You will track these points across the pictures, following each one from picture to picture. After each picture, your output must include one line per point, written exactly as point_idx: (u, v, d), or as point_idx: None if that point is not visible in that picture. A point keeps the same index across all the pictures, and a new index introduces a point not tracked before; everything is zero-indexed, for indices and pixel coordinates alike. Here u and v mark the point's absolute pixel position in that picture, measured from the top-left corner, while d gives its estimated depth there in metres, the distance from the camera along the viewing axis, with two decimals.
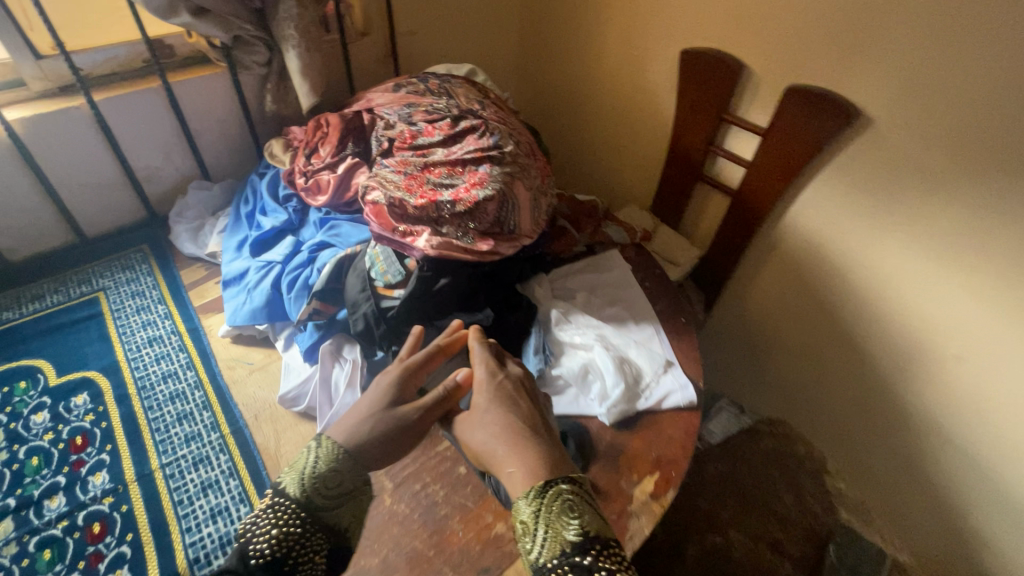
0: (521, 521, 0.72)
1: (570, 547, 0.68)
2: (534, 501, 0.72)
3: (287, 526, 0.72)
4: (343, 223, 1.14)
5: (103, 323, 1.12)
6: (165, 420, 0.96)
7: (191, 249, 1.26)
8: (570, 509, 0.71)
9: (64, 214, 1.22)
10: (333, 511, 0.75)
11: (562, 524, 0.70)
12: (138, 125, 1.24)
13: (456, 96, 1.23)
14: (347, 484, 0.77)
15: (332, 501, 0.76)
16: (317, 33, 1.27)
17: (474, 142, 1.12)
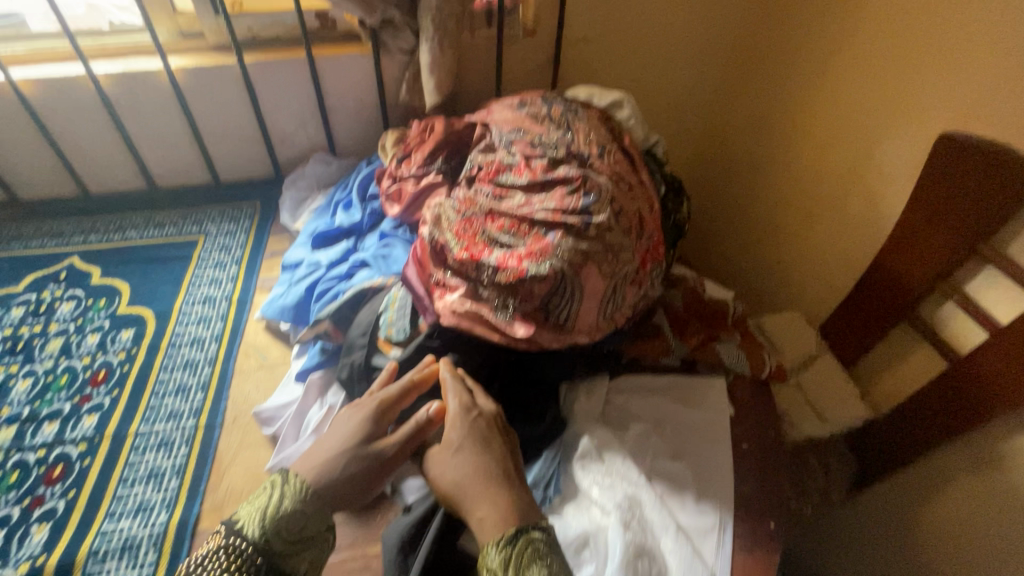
0: (488, 569, 0.64)
1: None
2: (503, 547, 0.65)
3: (237, 568, 0.65)
4: (398, 245, 1.02)
5: (186, 267, 1.21)
6: (166, 386, 0.98)
7: (285, 220, 1.29)
8: (541, 555, 0.65)
9: (205, 157, 1.33)
10: (290, 557, 0.68)
11: (530, 566, 0.63)
12: (280, 91, 1.28)
13: (575, 131, 0.99)
14: (309, 529, 0.69)
15: (290, 546, 0.68)
16: (456, 28, 1.14)
17: (560, 195, 0.88)
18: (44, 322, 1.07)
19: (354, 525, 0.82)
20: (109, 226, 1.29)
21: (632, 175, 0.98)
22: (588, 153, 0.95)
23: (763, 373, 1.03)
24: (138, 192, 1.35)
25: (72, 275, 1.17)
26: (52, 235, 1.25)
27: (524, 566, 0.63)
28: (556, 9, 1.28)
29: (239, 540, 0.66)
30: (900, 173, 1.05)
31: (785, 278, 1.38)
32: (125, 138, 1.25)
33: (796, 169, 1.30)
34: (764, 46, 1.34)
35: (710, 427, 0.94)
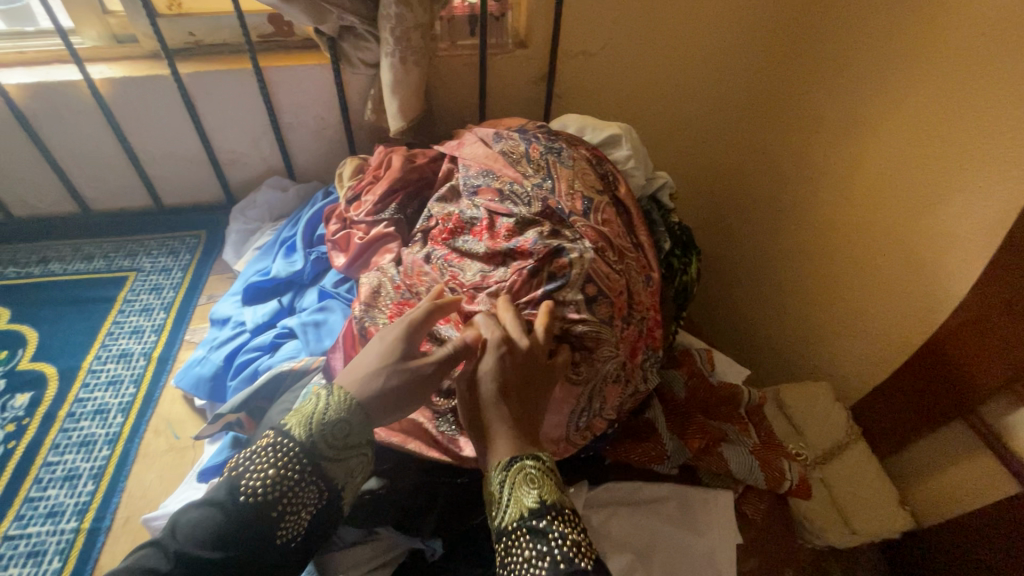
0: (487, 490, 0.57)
1: (526, 515, 0.53)
2: (500, 470, 0.56)
3: (283, 468, 0.54)
4: (337, 308, 0.84)
5: (107, 312, 1.05)
6: (53, 473, 0.82)
7: (228, 257, 1.12)
8: (535, 479, 0.55)
9: (144, 180, 1.17)
10: (335, 463, 0.57)
11: (523, 488, 0.54)
12: (227, 107, 1.10)
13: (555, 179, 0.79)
14: (356, 434, 0.58)
15: (337, 450, 0.57)
16: (426, 40, 0.95)
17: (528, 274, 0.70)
18: None
19: None
20: (31, 256, 1.13)
21: (625, 237, 0.79)
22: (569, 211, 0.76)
23: (780, 488, 0.82)
24: (69, 216, 1.19)
25: None
26: None
27: (514, 489, 0.55)
28: (552, 18, 1.07)
29: (283, 437, 0.56)
30: (970, 239, 0.83)
31: (812, 343, 1.17)
32: (47, 157, 1.09)
33: (832, 218, 1.09)
34: (800, 68, 1.12)
35: (711, 561, 0.74)
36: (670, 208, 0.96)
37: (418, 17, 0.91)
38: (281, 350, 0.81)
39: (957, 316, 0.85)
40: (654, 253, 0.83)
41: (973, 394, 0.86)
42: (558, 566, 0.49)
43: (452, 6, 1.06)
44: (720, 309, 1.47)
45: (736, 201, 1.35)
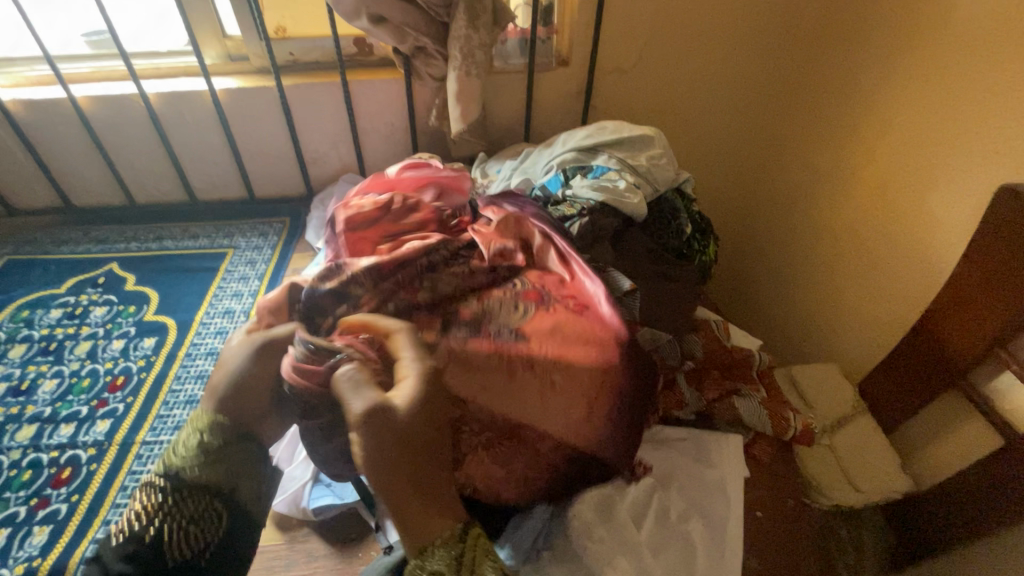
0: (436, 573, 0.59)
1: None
2: (454, 541, 0.61)
3: (154, 494, 0.62)
4: None
5: (212, 279, 1.25)
6: (177, 397, 1.00)
7: (309, 238, 1.32)
8: (488, 547, 0.63)
9: (242, 174, 1.39)
10: (200, 478, 0.63)
11: (482, 553, 0.62)
12: (315, 113, 1.31)
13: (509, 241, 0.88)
14: (212, 443, 0.64)
15: (195, 465, 0.63)
16: (486, 56, 1.14)
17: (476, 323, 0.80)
18: (77, 325, 1.13)
19: (335, 562, 0.79)
20: (149, 235, 1.36)
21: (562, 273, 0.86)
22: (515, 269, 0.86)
23: (786, 435, 0.94)
24: (179, 203, 1.42)
25: (109, 281, 1.23)
26: (97, 241, 1.33)
27: (478, 555, 0.61)
28: (590, 40, 1.26)
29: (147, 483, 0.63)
30: (956, 223, 0.95)
31: (823, 328, 1.28)
32: (169, 153, 1.32)
33: (838, 214, 1.21)
34: (811, 82, 1.26)
35: (721, 489, 0.87)
36: (691, 199, 1.10)
37: (481, 38, 1.10)
38: None
39: (945, 290, 0.97)
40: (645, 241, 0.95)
41: (961, 364, 0.96)
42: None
43: (506, 31, 1.26)
44: (740, 304, 1.60)
45: (753, 206, 1.49)
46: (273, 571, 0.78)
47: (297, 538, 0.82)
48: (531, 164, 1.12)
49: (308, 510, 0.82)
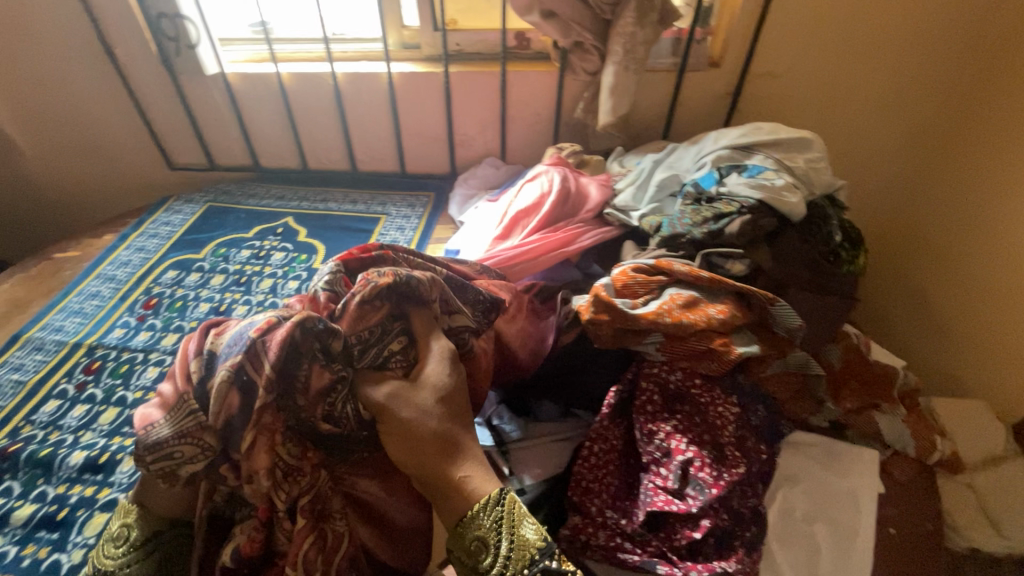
0: (479, 533, 0.63)
1: (536, 549, 0.62)
2: (490, 508, 0.64)
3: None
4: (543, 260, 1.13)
5: (367, 241, 1.41)
6: None
7: (453, 212, 1.45)
8: (522, 512, 0.65)
9: (398, 150, 1.54)
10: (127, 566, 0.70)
11: (517, 518, 0.63)
12: (471, 99, 1.43)
13: (652, 261, 0.85)
14: (133, 534, 0.71)
15: (122, 555, 0.70)
16: (646, 54, 1.18)
17: (610, 329, 0.79)
18: (262, 265, 1.33)
19: None
20: (317, 197, 1.55)
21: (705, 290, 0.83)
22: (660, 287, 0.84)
23: (931, 458, 0.93)
24: (341, 172, 1.60)
25: (286, 232, 1.43)
26: (276, 198, 1.55)
27: (515, 523, 0.63)
28: (747, 44, 1.27)
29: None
30: None
31: (973, 364, 1.19)
32: (343, 127, 1.49)
33: (1006, 239, 1.13)
34: (992, 99, 1.17)
35: (852, 498, 0.85)
36: (843, 207, 1.07)
37: (645, 36, 1.15)
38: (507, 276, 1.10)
39: None
40: (801, 244, 0.93)
41: None
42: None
43: (663, 32, 1.30)
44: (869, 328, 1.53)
45: (900, 225, 1.42)
46: None
47: None
48: (678, 158, 1.14)
49: None
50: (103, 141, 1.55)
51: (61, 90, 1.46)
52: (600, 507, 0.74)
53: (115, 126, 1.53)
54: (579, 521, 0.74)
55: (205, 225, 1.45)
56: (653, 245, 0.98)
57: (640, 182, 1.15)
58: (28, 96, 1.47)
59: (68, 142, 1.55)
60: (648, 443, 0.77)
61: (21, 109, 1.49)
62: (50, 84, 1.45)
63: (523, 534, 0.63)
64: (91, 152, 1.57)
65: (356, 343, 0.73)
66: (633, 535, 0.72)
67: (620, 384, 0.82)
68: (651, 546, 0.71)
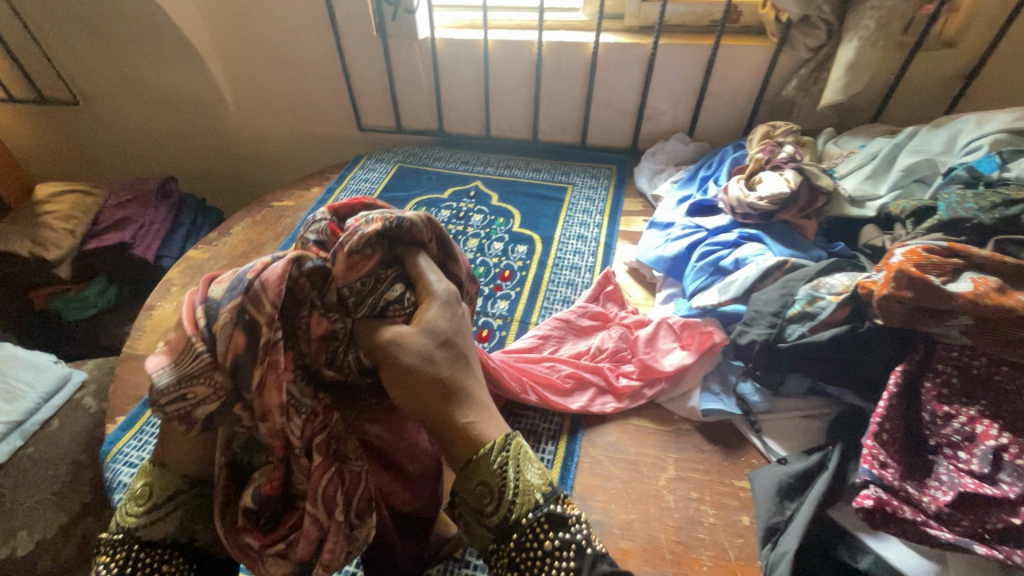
0: (485, 479, 0.55)
1: (540, 496, 0.56)
2: (496, 451, 0.56)
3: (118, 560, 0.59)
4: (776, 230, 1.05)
5: (559, 207, 1.43)
6: (554, 296, 1.18)
7: (642, 185, 1.44)
8: (527, 457, 0.58)
9: (584, 121, 1.56)
10: (150, 530, 0.59)
11: (523, 465, 0.56)
12: (673, 72, 1.42)
13: (946, 244, 0.82)
14: (155, 495, 0.61)
15: (144, 517, 0.60)
16: (892, 29, 1.14)
17: (905, 306, 0.78)
18: (464, 224, 1.39)
19: (720, 458, 0.90)
20: (500, 163, 1.59)
21: (1007, 277, 0.79)
22: (954, 269, 0.81)
23: None
24: (521, 141, 1.64)
25: (478, 195, 1.48)
26: (461, 162, 1.60)
27: (523, 467, 0.56)
28: (997, 22, 1.19)
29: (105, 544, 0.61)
30: None
31: None
32: (535, 95, 1.52)
33: None
34: None
35: None
36: None
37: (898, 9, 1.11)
38: (743, 247, 1.05)
39: None
40: None
41: None
42: (584, 548, 0.55)
43: None
44: None
45: None
46: (668, 451, 0.91)
47: (681, 430, 0.94)
48: (922, 140, 1.10)
49: (698, 411, 0.94)
50: (304, 99, 1.65)
51: (276, 50, 1.55)
52: (898, 481, 0.73)
53: (319, 86, 1.62)
54: (880, 494, 0.72)
55: (400, 184, 1.53)
56: (920, 229, 0.94)
57: (879, 163, 1.11)
58: (245, 55, 1.57)
59: (275, 99, 1.66)
60: (944, 426, 0.76)
61: (237, 67, 1.59)
62: (268, 45, 1.54)
63: (531, 482, 0.57)
64: (292, 110, 1.68)
65: (351, 294, 0.62)
66: (939, 513, 0.71)
67: (905, 364, 0.80)
68: (959, 526, 0.70)
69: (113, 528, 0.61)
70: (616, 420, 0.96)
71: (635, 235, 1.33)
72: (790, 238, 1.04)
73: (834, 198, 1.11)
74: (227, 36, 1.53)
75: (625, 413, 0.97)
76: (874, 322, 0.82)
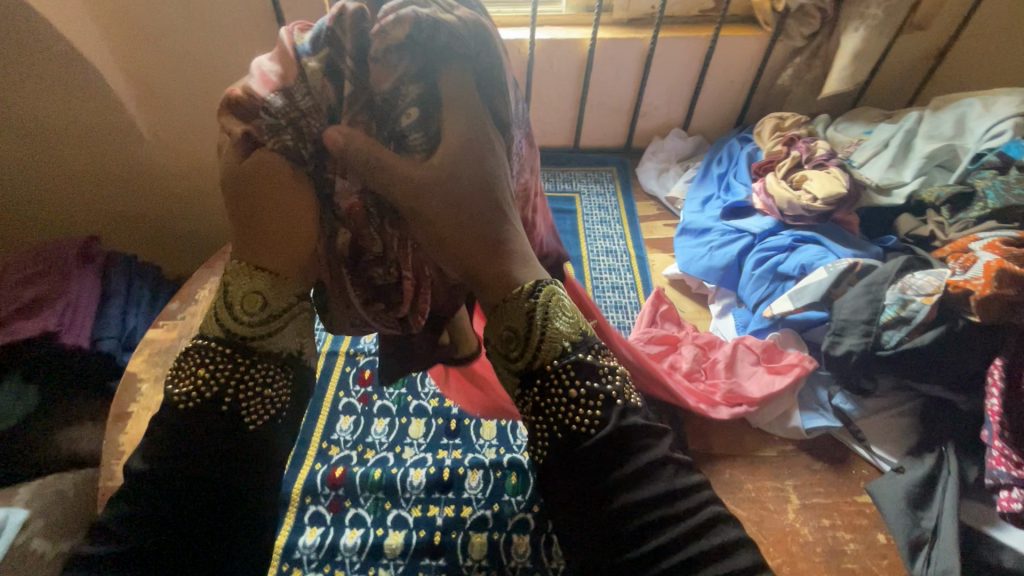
0: (511, 320, 0.41)
1: (570, 347, 0.41)
2: (527, 292, 0.41)
3: (219, 363, 0.48)
4: (829, 232, 1.05)
5: (574, 221, 1.34)
6: (608, 323, 1.11)
7: (653, 187, 1.38)
8: (564, 305, 0.42)
9: (576, 123, 1.46)
10: (261, 341, 0.49)
11: (561, 310, 0.41)
12: (669, 67, 1.36)
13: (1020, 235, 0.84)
14: (273, 300, 0.50)
15: (258, 322, 0.49)
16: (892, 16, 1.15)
17: (1006, 303, 0.79)
18: None
19: (833, 476, 0.88)
20: None
21: None
22: None
23: None
24: None
25: None
26: None
27: (557, 307, 0.42)
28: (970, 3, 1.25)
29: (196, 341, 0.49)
30: None
31: None
32: (525, 100, 1.39)
33: None
34: None
35: None
36: None
37: None
38: (801, 249, 1.03)
39: None
40: None
41: None
42: (615, 400, 0.41)
43: None
44: None
45: None
46: (784, 478, 0.88)
47: (787, 453, 0.91)
48: (932, 125, 1.14)
49: (801, 430, 0.91)
50: None
51: (204, 64, 1.25)
52: None
53: None
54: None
55: None
56: (969, 217, 0.97)
57: (898, 150, 1.13)
58: (160, 73, 1.26)
59: (206, 124, 1.36)
60: None
61: (150, 89, 1.28)
62: (192, 58, 1.24)
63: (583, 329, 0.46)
64: None
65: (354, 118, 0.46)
66: None
67: (1003, 359, 0.81)
68: None
69: (212, 329, 0.49)
70: (719, 455, 0.91)
71: (663, 243, 1.27)
72: (844, 236, 1.04)
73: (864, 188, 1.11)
74: (134, 49, 1.21)
75: (725, 445, 0.92)
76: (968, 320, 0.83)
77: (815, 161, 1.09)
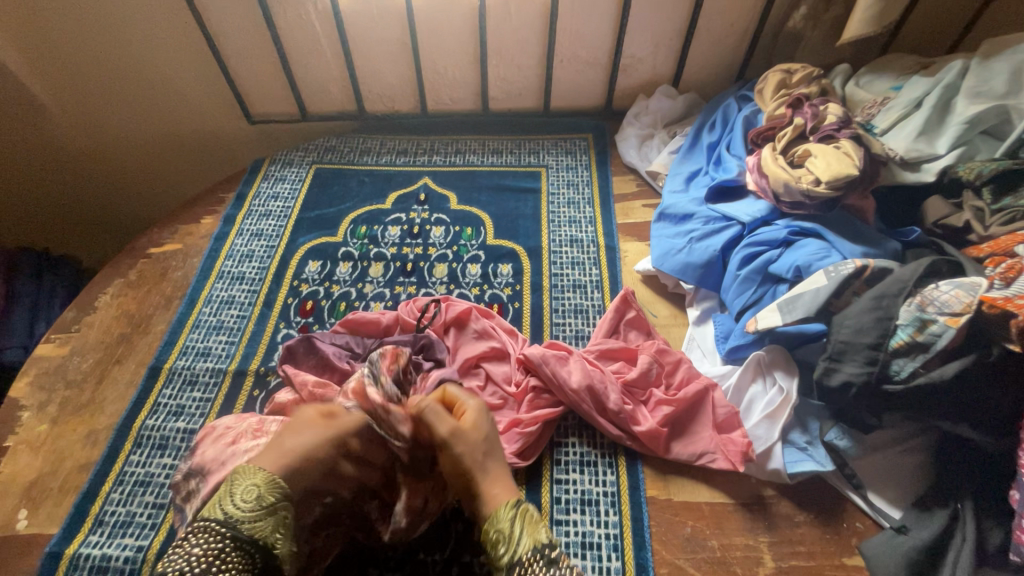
0: (494, 536, 0.57)
1: (535, 545, 0.55)
2: (506, 512, 0.58)
3: (210, 541, 0.51)
4: (833, 226, 0.85)
5: (538, 201, 1.14)
6: (564, 331, 0.94)
7: (632, 159, 1.17)
8: (538, 520, 0.58)
9: (546, 81, 1.23)
10: (257, 524, 0.53)
11: (534, 527, 0.57)
12: (655, 8, 1.11)
13: None
14: (269, 494, 0.55)
15: (253, 512, 0.53)
16: None
17: None
18: (422, 245, 1.07)
19: (821, 531, 0.73)
20: (448, 148, 1.25)
21: None
22: None
23: None
24: (467, 113, 1.30)
25: (431, 198, 1.15)
26: (398, 152, 1.24)
27: (529, 525, 0.57)
28: None
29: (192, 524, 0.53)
30: None
31: None
32: (482, 56, 1.17)
33: None
34: None
35: None
36: None
37: None
38: (798, 245, 0.83)
39: None
40: None
41: None
42: None
43: None
44: None
45: None
46: (758, 534, 0.72)
47: (766, 499, 0.75)
48: (981, 74, 0.90)
49: (784, 474, 0.74)
50: (161, 90, 1.18)
51: (98, 23, 1.06)
52: None
53: (179, 69, 1.16)
54: None
55: (324, 195, 1.16)
56: (1021, 205, 0.76)
57: (933, 112, 0.90)
58: (50, 35, 1.06)
59: (117, 97, 1.18)
60: None
61: (43, 56, 1.09)
62: (85, 21, 1.05)
63: (523, 555, 0.55)
64: (148, 105, 1.20)
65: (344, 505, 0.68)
66: None
67: None
68: None
69: (207, 514, 0.53)
70: (681, 502, 0.76)
71: (638, 229, 1.08)
72: (854, 229, 0.84)
73: (886, 164, 0.90)
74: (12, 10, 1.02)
75: (689, 491, 0.77)
76: (1007, 349, 0.64)
77: (823, 132, 0.88)
